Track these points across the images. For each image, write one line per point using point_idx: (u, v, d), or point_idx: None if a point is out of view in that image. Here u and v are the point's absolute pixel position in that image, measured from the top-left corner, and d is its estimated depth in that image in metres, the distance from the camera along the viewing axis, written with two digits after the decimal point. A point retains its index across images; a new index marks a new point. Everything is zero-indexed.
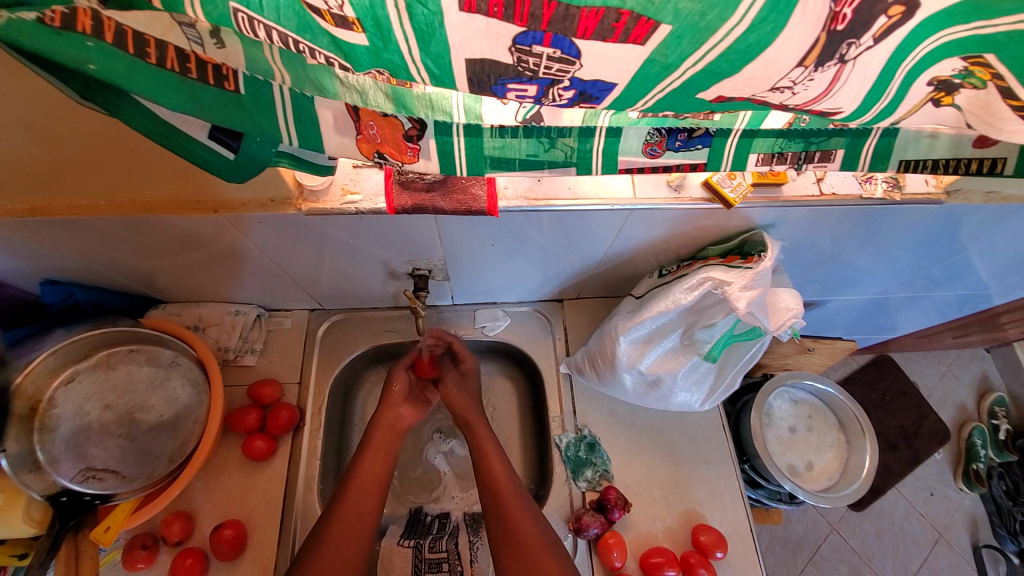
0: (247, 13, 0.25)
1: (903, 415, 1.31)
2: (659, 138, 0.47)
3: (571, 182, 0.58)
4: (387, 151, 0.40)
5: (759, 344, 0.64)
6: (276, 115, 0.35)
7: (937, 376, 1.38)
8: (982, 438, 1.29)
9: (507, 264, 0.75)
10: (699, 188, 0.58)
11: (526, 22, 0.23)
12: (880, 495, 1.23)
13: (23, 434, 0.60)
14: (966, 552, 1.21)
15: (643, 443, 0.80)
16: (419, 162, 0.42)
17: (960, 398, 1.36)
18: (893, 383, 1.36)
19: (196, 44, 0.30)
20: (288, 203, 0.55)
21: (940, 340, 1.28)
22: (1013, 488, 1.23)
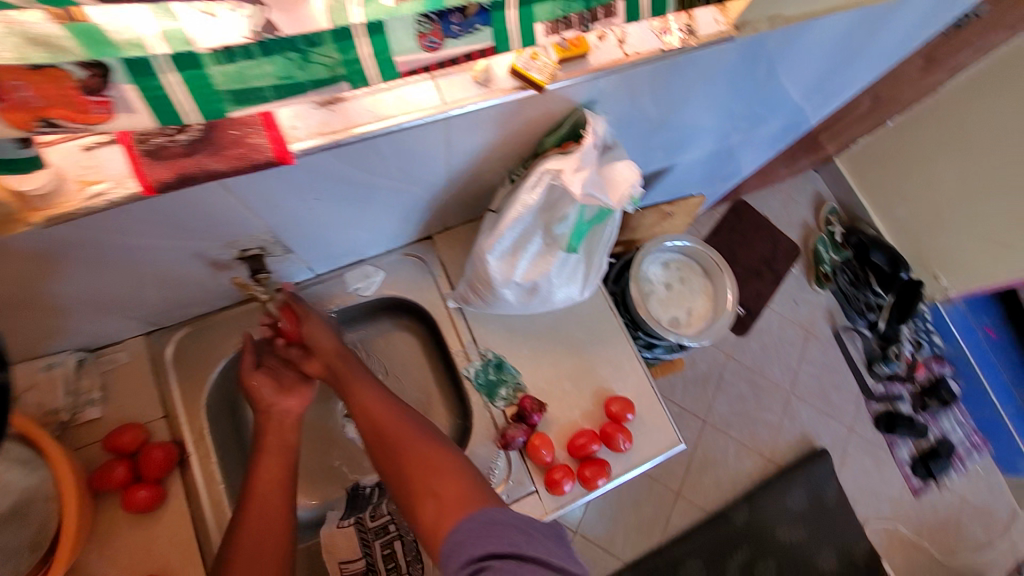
0: None
1: (763, 245, 1.51)
2: (432, 26, 0.40)
3: (369, 101, 0.50)
4: (55, 114, 0.32)
5: (611, 222, 0.66)
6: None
7: (784, 205, 1.57)
8: (825, 245, 1.51)
9: (348, 216, 0.67)
10: (508, 78, 0.54)
11: None
12: (758, 318, 1.44)
13: None
14: (826, 337, 1.48)
15: (545, 347, 0.82)
16: (119, 118, 0.34)
17: (805, 217, 1.58)
18: (752, 221, 1.53)
19: None
20: (14, 220, 0.43)
21: (779, 173, 1.45)
22: (855, 278, 1.49)
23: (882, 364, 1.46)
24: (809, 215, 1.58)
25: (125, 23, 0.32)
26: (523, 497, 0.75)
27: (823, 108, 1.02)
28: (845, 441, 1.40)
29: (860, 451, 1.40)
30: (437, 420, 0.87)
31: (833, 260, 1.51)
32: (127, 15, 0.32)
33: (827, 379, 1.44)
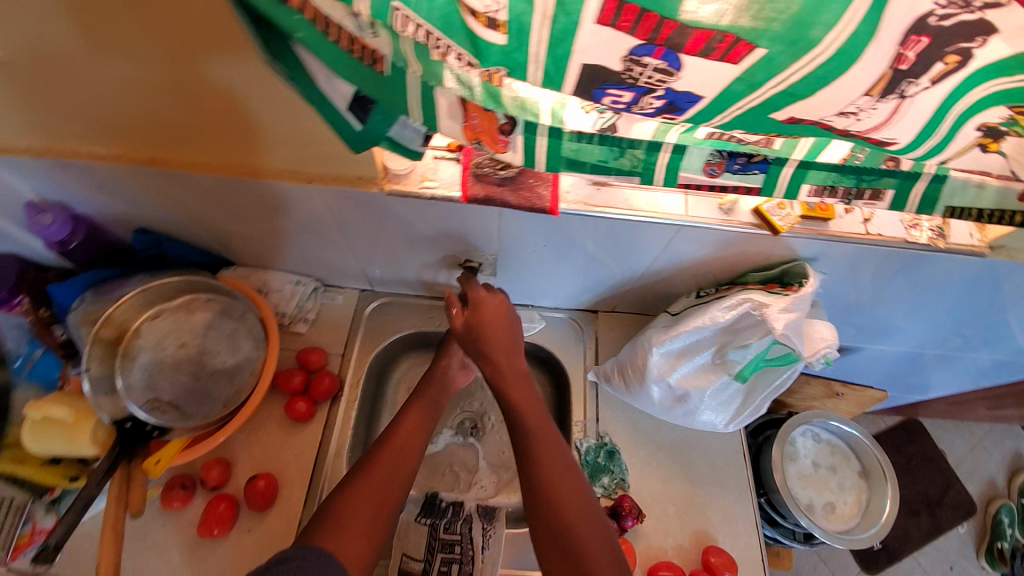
0: (405, 12, 0.33)
1: (926, 482, 1.29)
2: (720, 159, 0.51)
3: (629, 195, 0.61)
4: (483, 140, 0.46)
5: (791, 370, 0.67)
6: (407, 96, 0.40)
7: (966, 447, 1.34)
8: (1011, 518, 1.24)
9: (552, 267, 0.77)
10: (750, 214, 0.62)
11: (647, 35, 0.28)
12: (895, 561, 1.19)
13: (107, 360, 0.63)
14: None
15: (663, 459, 0.81)
16: (506, 153, 0.48)
17: (990, 474, 1.32)
18: (919, 447, 1.32)
19: (359, 33, 0.35)
20: (374, 182, 0.61)
21: (975, 409, 1.25)
22: None
23: None
24: (997, 474, 1.32)
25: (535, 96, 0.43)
26: None
27: None
28: None
29: None
30: None
31: (1016, 540, 1.23)
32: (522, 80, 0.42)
33: None
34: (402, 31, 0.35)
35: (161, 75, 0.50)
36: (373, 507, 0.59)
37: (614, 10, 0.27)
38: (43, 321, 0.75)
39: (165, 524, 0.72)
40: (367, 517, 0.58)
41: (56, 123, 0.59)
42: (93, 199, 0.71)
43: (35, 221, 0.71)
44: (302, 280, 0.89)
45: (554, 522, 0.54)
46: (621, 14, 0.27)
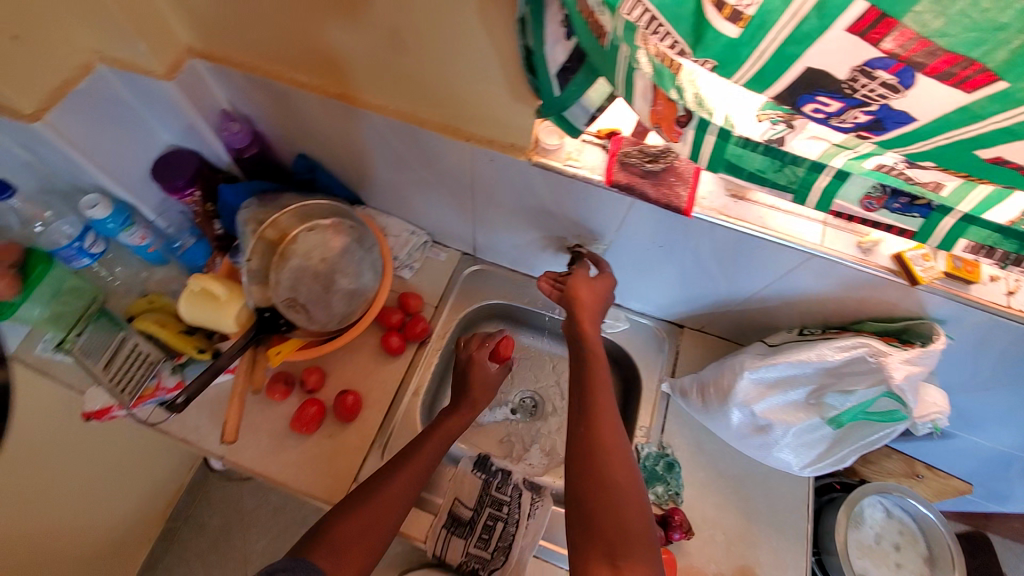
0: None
1: None
2: (880, 195, 0.51)
3: (765, 213, 0.62)
4: (660, 127, 0.49)
5: (891, 429, 0.65)
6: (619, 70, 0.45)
7: None
8: None
9: (656, 270, 0.79)
10: (888, 259, 0.61)
11: (894, 49, 0.30)
12: None
13: (269, 255, 0.72)
14: None
15: (721, 486, 0.80)
16: (676, 143, 0.51)
17: None
18: (988, 564, 1.20)
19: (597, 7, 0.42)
20: (523, 152, 0.66)
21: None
22: None
23: None
24: None
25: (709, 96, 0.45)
26: None
27: None
28: None
29: None
30: None
31: None
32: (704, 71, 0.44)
33: None
34: (629, 17, 0.40)
35: (383, 20, 0.57)
36: (372, 531, 0.62)
37: (870, 21, 0.29)
38: (207, 214, 0.89)
39: (262, 411, 0.82)
40: (359, 544, 0.60)
41: (273, 46, 0.69)
42: (274, 118, 0.82)
43: (226, 127, 0.83)
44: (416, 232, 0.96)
45: (596, 483, 0.56)
46: (876, 26, 0.29)
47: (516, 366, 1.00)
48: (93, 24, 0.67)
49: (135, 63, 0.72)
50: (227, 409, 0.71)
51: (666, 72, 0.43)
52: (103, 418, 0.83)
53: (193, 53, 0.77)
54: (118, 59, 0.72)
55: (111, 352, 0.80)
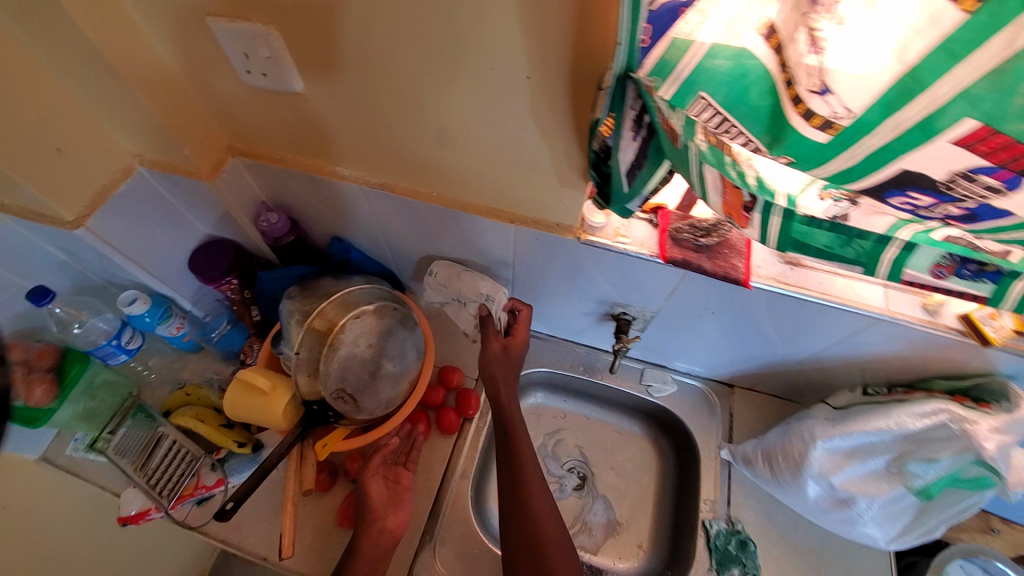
0: (708, 101, 0.38)
1: None
2: (949, 263, 0.50)
3: (824, 278, 0.61)
4: (730, 214, 0.50)
5: (982, 497, 0.61)
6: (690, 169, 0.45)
7: None
8: None
9: (706, 333, 0.77)
10: (955, 319, 0.59)
11: (1003, 160, 0.30)
12: None
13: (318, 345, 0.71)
14: None
15: (804, 566, 0.74)
16: (747, 227, 0.51)
17: None
18: None
19: (669, 112, 0.41)
20: (571, 231, 0.66)
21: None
22: None
23: None
24: None
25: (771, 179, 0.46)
26: None
27: None
28: None
29: None
30: (638, 544, 0.85)
31: None
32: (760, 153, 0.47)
33: None
34: (694, 116, 0.40)
35: (436, 119, 0.57)
36: None
37: (980, 138, 0.29)
38: (245, 301, 0.88)
39: (308, 504, 0.78)
40: None
41: (313, 143, 0.69)
42: (310, 205, 0.82)
43: (264, 217, 0.84)
44: (494, 292, 0.77)
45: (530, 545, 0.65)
46: (985, 142, 0.29)
47: (561, 437, 0.95)
48: (135, 131, 0.68)
49: (175, 164, 0.72)
50: (284, 521, 0.73)
51: (716, 152, 0.43)
52: (139, 522, 0.79)
53: (233, 151, 0.77)
54: (160, 161, 0.72)
55: (149, 449, 0.78)
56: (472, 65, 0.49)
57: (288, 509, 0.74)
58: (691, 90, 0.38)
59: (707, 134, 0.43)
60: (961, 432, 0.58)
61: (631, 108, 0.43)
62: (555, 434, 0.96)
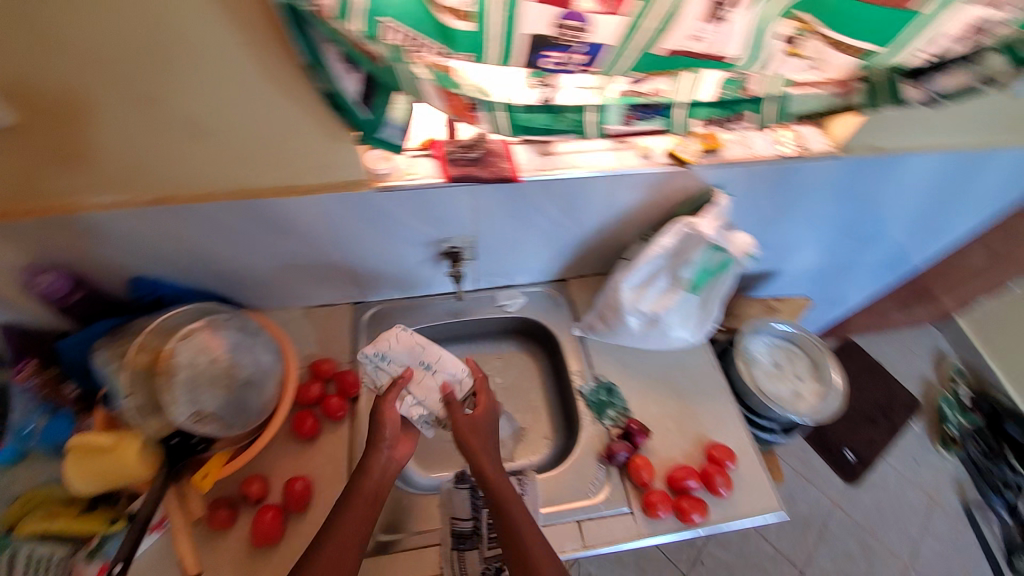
0: (392, 24, 0.47)
1: (877, 394, 1.95)
2: (631, 112, 0.68)
3: (571, 158, 0.78)
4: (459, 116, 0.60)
5: (730, 275, 0.83)
6: (404, 83, 0.52)
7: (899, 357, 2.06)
8: (950, 406, 1.93)
9: (520, 238, 0.90)
10: (663, 156, 0.80)
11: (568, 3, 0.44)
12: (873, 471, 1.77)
13: (146, 379, 0.70)
14: (959, 510, 1.76)
15: (655, 385, 0.93)
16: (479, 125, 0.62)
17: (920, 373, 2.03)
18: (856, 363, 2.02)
19: (360, 37, 0.48)
20: (362, 182, 0.73)
21: (878, 291, 1.56)
22: (987, 450, 1.84)
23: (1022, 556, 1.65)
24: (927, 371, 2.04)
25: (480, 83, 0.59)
26: (616, 514, 0.81)
27: (914, 239, 1.23)
28: None
29: None
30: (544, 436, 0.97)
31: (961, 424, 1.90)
32: (470, 65, 0.57)
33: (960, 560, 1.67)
34: (392, 43, 0.48)
35: (179, 112, 0.59)
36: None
37: None
38: (52, 380, 0.78)
39: (212, 543, 0.75)
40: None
41: (58, 177, 0.65)
42: (90, 252, 0.76)
43: (33, 283, 0.75)
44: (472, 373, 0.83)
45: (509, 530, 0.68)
46: None
47: None
48: None
49: None
50: (177, 546, 0.70)
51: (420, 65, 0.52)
52: None
53: None
54: None
55: None
56: (175, 41, 0.51)
57: (181, 538, 0.71)
58: (371, 21, 0.46)
59: (423, 59, 0.52)
60: (692, 231, 0.78)
61: (330, 46, 0.51)
62: None
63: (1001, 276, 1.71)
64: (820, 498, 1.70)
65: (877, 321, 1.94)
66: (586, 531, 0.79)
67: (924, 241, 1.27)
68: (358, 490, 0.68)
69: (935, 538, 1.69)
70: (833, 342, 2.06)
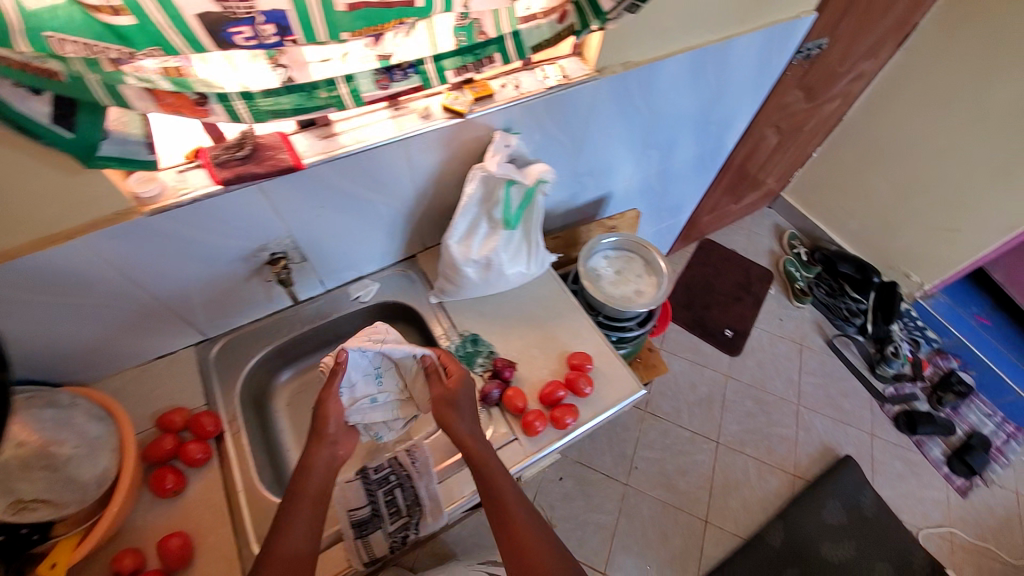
0: (56, 37, 0.46)
1: (737, 274, 2.25)
2: (383, 75, 0.71)
3: (354, 135, 0.80)
4: (183, 112, 0.60)
5: (538, 204, 0.90)
6: (97, 94, 0.53)
7: (743, 239, 2.38)
8: (794, 266, 2.25)
9: (343, 226, 0.91)
10: (442, 112, 0.84)
11: None
12: (750, 339, 2.06)
13: None
14: (822, 346, 2.08)
15: (515, 321, 1.01)
16: (212, 116, 0.62)
17: (767, 248, 2.37)
18: (714, 256, 2.31)
19: (23, 58, 0.47)
20: (132, 211, 0.69)
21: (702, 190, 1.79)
22: (830, 289, 2.16)
23: (884, 366, 1.98)
24: (772, 244, 2.38)
25: (212, 78, 0.59)
26: (504, 445, 0.87)
27: (705, 136, 1.44)
28: (869, 446, 1.86)
29: (886, 452, 1.86)
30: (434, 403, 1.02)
31: (806, 277, 2.23)
32: (204, 58, 0.57)
33: (834, 387, 1.98)
34: (66, 54, 0.48)
35: None
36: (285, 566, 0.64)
37: None
38: None
39: None
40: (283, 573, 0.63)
41: None
42: None
43: None
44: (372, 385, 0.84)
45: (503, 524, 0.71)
46: None
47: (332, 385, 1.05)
48: None
49: None
50: None
51: (117, 74, 0.53)
52: None
53: None
54: None
55: None
56: None
57: None
58: (33, 37, 0.46)
59: (115, 63, 0.52)
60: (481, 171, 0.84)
61: None
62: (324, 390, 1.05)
63: (792, 148, 2.04)
64: (715, 376, 1.95)
65: (720, 216, 2.24)
66: None
67: (715, 137, 1.48)
68: (302, 491, 0.72)
69: (811, 375, 2.00)
70: (693, 244, 2.33)
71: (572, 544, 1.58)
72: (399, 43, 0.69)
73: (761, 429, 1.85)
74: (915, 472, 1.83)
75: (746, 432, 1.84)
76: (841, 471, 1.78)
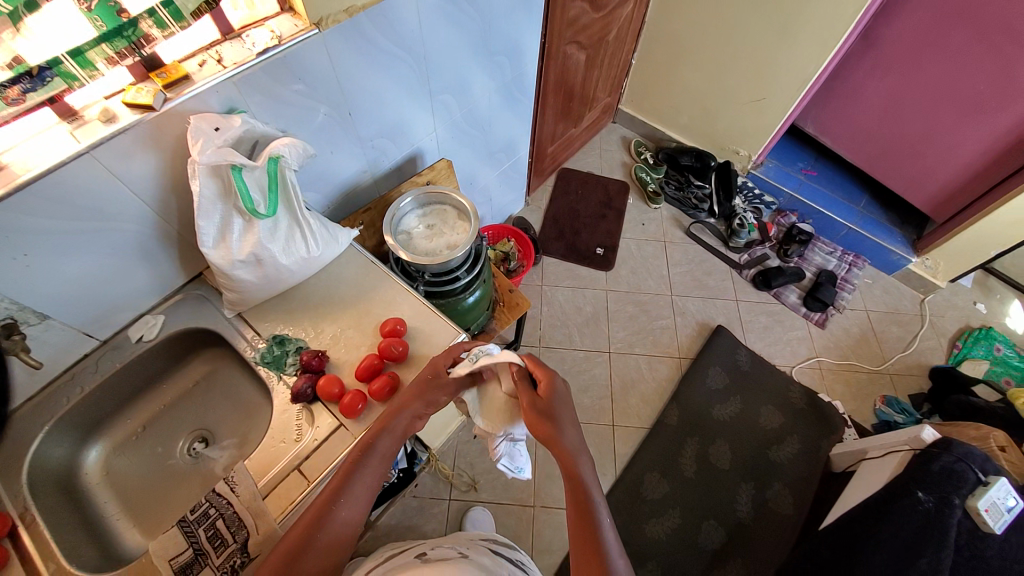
0: None
1: (596, 193, 2.33)
2: (10, 89, 0.69)
3: (22, 164, 0.70)
4: None
5: (289, 183, 0.85)
6: None
7: (595, 158, 2.46)
8: (644, 170, 2.37)
9: (75, 266, 0.81)
10: (129, 111, 0.76)
11: None
12: (619, 250, 2.17)
13: None
14: (681, 235, 2.24)
15: (322, 308, 0.97)
16: None
17: (618, 160, 2.46)
18: (571, 181, 2.36)
19: None
20: None
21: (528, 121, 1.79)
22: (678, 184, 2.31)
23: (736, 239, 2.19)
24: (621, 155, 2.48)
25: None
26: (330, 435, 0.85)
27: (497, 68, 1.41)
28: (736, 310, 2.07)
29: (751, 311, 2.08)
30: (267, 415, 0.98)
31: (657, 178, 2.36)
32: None
33: (699, 270, 2.16)
34: None
35: None
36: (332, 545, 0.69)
37: None
38: None
39: None
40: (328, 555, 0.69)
41: None
42: None
43: None
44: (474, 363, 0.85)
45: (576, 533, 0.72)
46: None
47: (156, 435, 0.99)
48: None
49: None
50: None
51: None
52: None
53: None
54: None
55: None
56: None
57: None
58: None
59: None
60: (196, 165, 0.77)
61: None
62: (149, 441, 0.98)
63: (609, 57, 2.07)
64: (595, 293, 2.05)
65: (565, 142, 2.27)
66: (307, 471, 0.81)
67: (511, 66, 1.46)
68: (371, 460, 0.76)
69: (678, 266, 2.16)
70: (550, 175, 2.37)
71: (499, 491, 1.65)
72: (10, 45, 0.66)
73: (644, 327, 1.99)
74: (778, 321, 2.07)
75: (633, 334, 1.96)
76: (714, 340, 1.97)
